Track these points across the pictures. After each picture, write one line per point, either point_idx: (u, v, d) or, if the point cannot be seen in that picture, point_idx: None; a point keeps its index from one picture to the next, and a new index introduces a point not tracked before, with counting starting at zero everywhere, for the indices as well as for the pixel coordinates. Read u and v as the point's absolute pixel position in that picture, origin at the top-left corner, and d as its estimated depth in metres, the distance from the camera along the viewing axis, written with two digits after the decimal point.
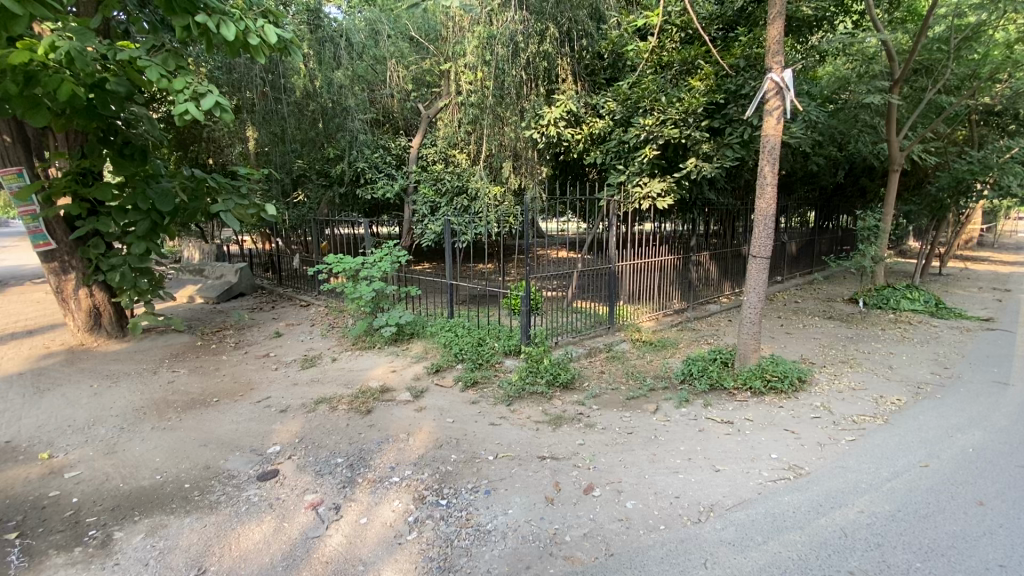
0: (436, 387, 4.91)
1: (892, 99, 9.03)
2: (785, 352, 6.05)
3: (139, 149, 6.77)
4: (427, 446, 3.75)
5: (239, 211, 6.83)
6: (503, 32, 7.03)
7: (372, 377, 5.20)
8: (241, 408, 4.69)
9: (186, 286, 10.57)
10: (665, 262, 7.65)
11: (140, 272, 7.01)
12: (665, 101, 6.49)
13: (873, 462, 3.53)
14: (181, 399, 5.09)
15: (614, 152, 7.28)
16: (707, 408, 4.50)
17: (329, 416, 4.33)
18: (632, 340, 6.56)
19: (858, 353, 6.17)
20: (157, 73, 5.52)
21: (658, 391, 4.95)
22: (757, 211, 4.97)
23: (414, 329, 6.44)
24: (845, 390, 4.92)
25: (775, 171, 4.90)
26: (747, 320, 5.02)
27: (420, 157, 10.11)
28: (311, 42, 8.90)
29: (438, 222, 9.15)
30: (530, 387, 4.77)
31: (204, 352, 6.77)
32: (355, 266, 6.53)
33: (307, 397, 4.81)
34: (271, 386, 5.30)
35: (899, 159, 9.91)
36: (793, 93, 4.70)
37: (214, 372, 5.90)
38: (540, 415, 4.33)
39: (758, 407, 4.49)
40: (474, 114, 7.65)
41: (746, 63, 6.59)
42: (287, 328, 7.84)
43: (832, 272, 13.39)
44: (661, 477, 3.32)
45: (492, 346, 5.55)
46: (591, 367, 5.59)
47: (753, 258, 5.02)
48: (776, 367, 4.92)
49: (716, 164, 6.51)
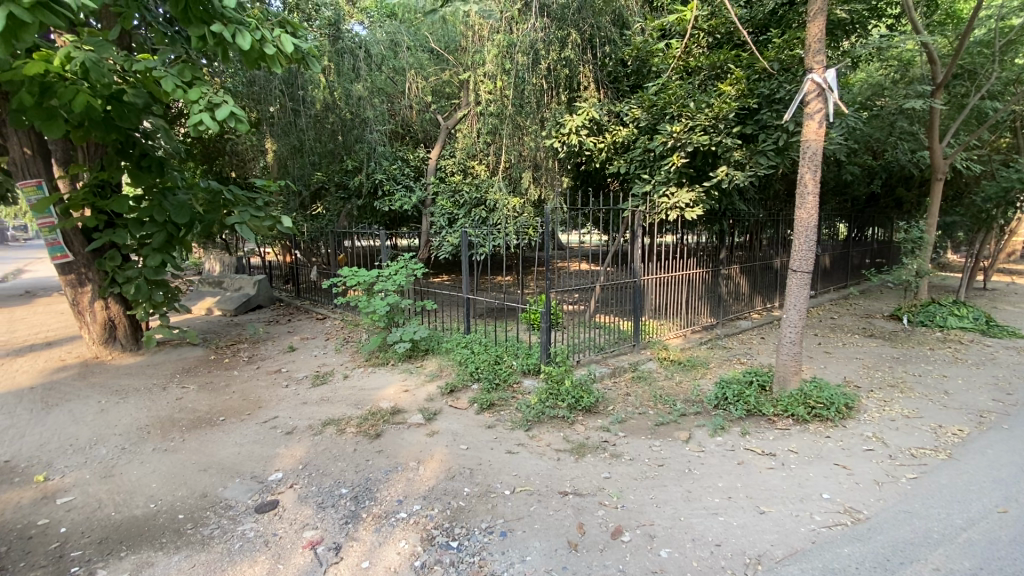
0: (450, 409, 4.62)
1: (936, 104, 8.51)
2: (828, 375, 5.60)
3: (157, 161, 6.76)
4: (438, 477, 3.45)
5: (254, 222, 6.69)
6: (523, 40, 6.84)
7: (384, 397, 4.93)
8: (246, 429, 4.48)
9: (205, 298, 10.54)
10: (694, 275, 7.26)
11: (156, 285, 6.93)
12: (694, 107, 6.15)
13: (941, 505, 3.11)
14: (187, 417, 4.91)
15: (638, 162, 6.97)
16: (745, 437, 4.12)
17: (337, 439, 4.07)
18: (659, 358, 6.16)
19: (907, 375, 5.69)
20: (173, 84, 5.43)
21: (689, 417, 4.57)
22: (797, 221, 4.60)
23: (429, 346, 6.18)
24: (898, 419, 4.47)
25: (817, 179, 4.53)
26: (788, 340, 4.61)
27: (439, 168, 9.91)
28: (330, 55, 8.79)
29: (455, 234, 8.94)
30: (550, 411, 4.44)
31: (216, 367, 6.62)
32: (370, 279, 6.33)
33: (315, 418, 4.56)
34: (279, 404, 5.08)
35: (943, 166, 9.21)
36: (837, 95, 4.36)
37: (224, 389, 5.72)
38: (561, 442, 4.00)
39: (802, 437, 4.08)
40: (493, 124, 7.57)
41: (780, 66, 6.25)
42: (301, 342, 7.68)
43: (868, 286, 12.74)
44: (698, 519, 2.96)
45: (510, 364, 5.24)
46: (616, 389, 5.23)
47: (793, 271, 4.63)
48: (821, 393, 4.49)
49: (748, 171, 6.14)
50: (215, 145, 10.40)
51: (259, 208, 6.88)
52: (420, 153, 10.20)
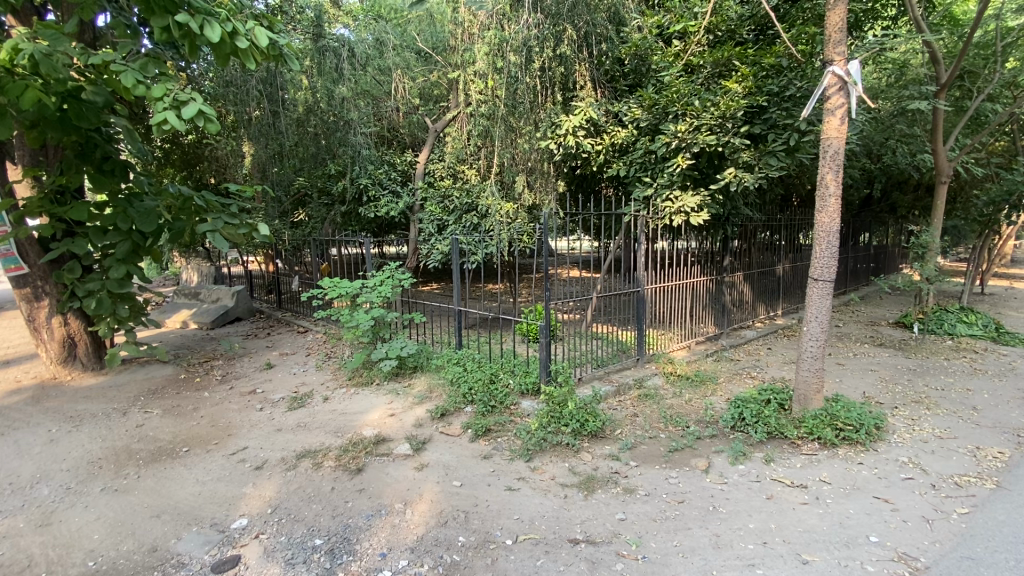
0: (441, 436, 4.15)
1: (941, 104, 8.22)
2: (846, 390, 5.22)
3: (120, 165, 6.20)
4: (429, 524, 2.98)
5: (228, 230, 6.16)
6: (515, 38, 6.48)
7: (367, 423, 4.45)
8: (211, 462, 3.97)
9: (179, 310, 9.95)
10: (697, 283, 6.89)
11: (120, 299, 6.38)
12: (699, 105, 5.76)
13: (1008, 549, 2.75)
14: (146, 448, 4.38)
15: (638, 164, 6.54)
16: (770, 465, 3.72)
17: (313, 476, 3.59)
18: (665, 373, 5.74)
19: (929, 389, 5.33)
20: (134, 79, 4.95)
21: (705, 441, 4.16)
22: (818, 225, 4.24)
23: (417, 362, 5.69)
24: (931, 440, 4.12)
25: (839, 179, 4.18)
26: (809, 354, 4.22)
27: (427, 173, 9.42)
28: (311, 54, 8.32)
29: (445, 241, 8.47)
30: (553, 437, 4.00)
31: (186, 388, 6.08)
32: (353, 290, 5.85)
33: (289, 449, 4.07)
34: (251, 432, 4.57)
35: (948, 169, 8.93)
36: (861, 88, 4.01)
37: (191, 414, 5.19)
38: (567, 475, 3.56)
39: (833, 465, 3.69)
40: (485, 125, 7.10)
41: (787, 63, 5.93)
42: (280, 359, 7.16)
43: (867, 292, 12.50)
44: (734, 574, 2.54)
45: (507, 384, 4.78)
46: (622, 409, 4.80)
47: (814, 280, 4.25)
48: (848, 414, 4.11)
49: (758, 174, 5.75)
50: (195, 151, 9.92)
51: (234, 215, 6.38)
52: (407, 157, 9.77)
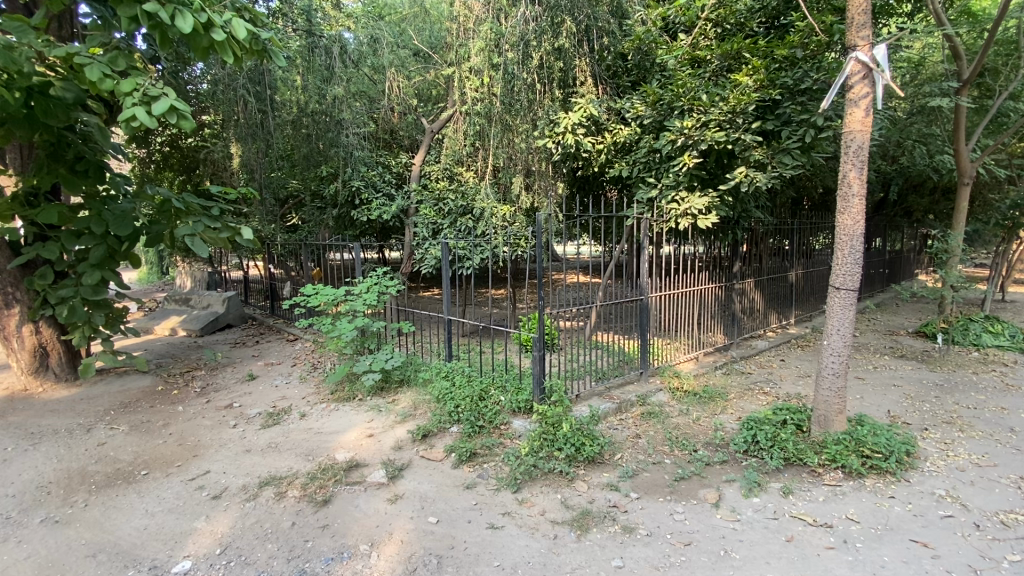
0: (421, 461, 3.77)
1: (966, 101, 7.73)
2: (868, 409, 4.80)
3: (95, 165, 5.75)
4: (395, 572, 2.60)
5: (208, 234, 5.76)
6: (512, 32, 6.15)
7: (343, 444, 4.07)
8: (167, 489, 3.60)
9: (168, 316, 9.62)
10: (706, 291, 6.47)
11: (97, 307, 6.03)
12: (708, 99, 5.38)
13: None
14: (103, 471, 4.02)
15: (642, 164, 6.16)
16: (789, 498, 3.29)
17: (273, 508, 3.20)
18: (671, 389, 5.32)
19: (960, 408, 4.88)
20: (100, 72, 4.64)
21: (714, 469, 3.74)
22: (840, 229, 3.82)
23: (403, 376, 5.31)
24: (968, 469, 3.67)
25: (863, 177, 3.76)
26: (830, 371, 3.81)
27: (423, 175, 9.01)
28: (302, 52, 7.95)
29: (438, 246, 8.02)
30: (545, 463, 3.60)
31: (160, 401, 5.73)
32: (336, 297, 5.50)
33: (254, 475, 3.69)
34: (219, 452, 4.21)
35: (972, 170, 8.44)
36: (888, 75, 3.59)
37: (160, 431, 4.83)
38: (559, 510, 3.16)
39: (860, 499, 3.26)
40: (480, 125, 6.70)
41: (802, 53, 5.40)
42: (264, 369, 6.80)
43: (883, 299, 12.00)
44: None
45: (497, 401, 4.36)
46: (624, 430, 4.38)
47: (836, 289, 3.84)
48: (876, 439, 3.67)
49: (772, 172, 5.34)
50: (193, 154, 9.85)
51: (215, 218, 6.00)
52: (403, 159, 9.43)
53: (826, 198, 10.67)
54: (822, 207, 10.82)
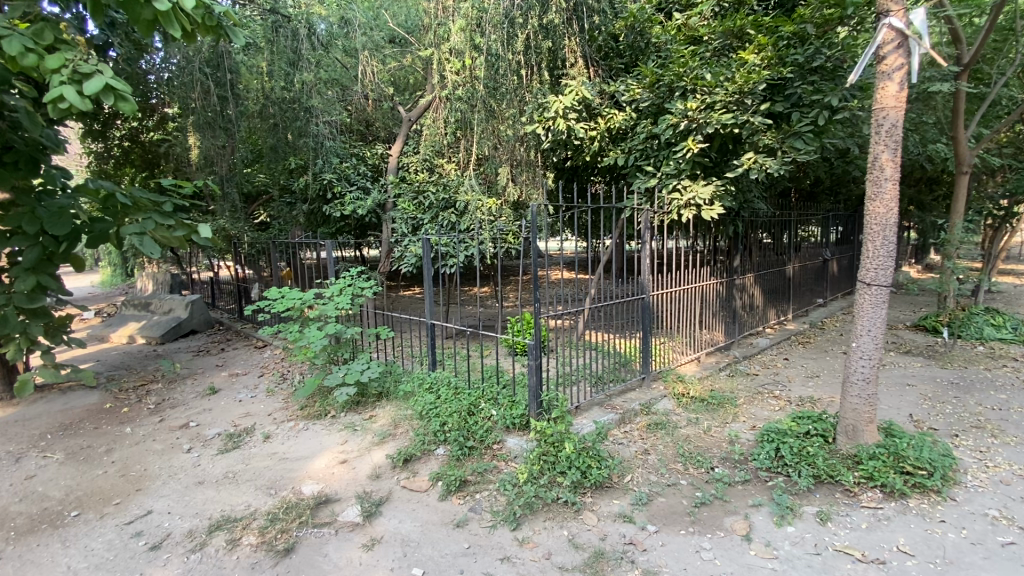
0: (402, 493, 3.26)
1: (964, 85, 7.45)
2: (891, 415, 4.42)
3: (26, 156, 4.93)
4: None
5: (160, 234, 4.97)
6: (496, 8, 5.59)
7: (311, 474, 3.53)
8: (98, 536, 3.02)
9: (125, 323, 8.87)
10: (706, 286, 6.05)
11: (35, 316, 5.30)
12: (712, 79, 4.94)
13: None
14: (26, 512, 3.41)
15: (639, 151, 5.70)
16: (828, 526, 2.88)
17: (223, 561, 2.66)
18: (675, 396, 4.88)
19: (986, 411, 4.53)
20: (20, 45, 3.91)
21: (737, 490, 3.31)
22: (870, 217, 3.38)
23: (381, 388, 4.78)
24: (1015, 483, 3.31)
25: (896, 159, 3.34)
26: (859, 377, 3.40)
27: (400, 167, 8.40)
28: (266, 34, 7.30)
29: (418, 243, 7.38)
30: (546, 492, 3.13)
31: (108, 421, 5.09)
32: (304, 301, 4.91)
33: (204, 515, 3.14)
34: (167, 484, 3.63)
35: (969, 158, 8.21)
36: (927, 43, 3.17)
37: (102, 458, 4.21)
38: (567, 552, 2.70)
39: (909, 526, 2.86)
40: (461, 111, 6.07)
41: (813, 29, 4.99)
42: (227, 381, 6.18)
43: None
44: None
45: (488, 416, 3.85)
46: (631, 444, 3.93)
47: (867, 286, 3.41)
48: (916, 452, 3.26)
49: (783, 159, 4.92)
50: (154, 148, 9.14)
51: (169, 214, 5.23)
52: (379, 150, 8.80)
53: (816, 189, 10.35)
54: (811, 198, 10.48)
